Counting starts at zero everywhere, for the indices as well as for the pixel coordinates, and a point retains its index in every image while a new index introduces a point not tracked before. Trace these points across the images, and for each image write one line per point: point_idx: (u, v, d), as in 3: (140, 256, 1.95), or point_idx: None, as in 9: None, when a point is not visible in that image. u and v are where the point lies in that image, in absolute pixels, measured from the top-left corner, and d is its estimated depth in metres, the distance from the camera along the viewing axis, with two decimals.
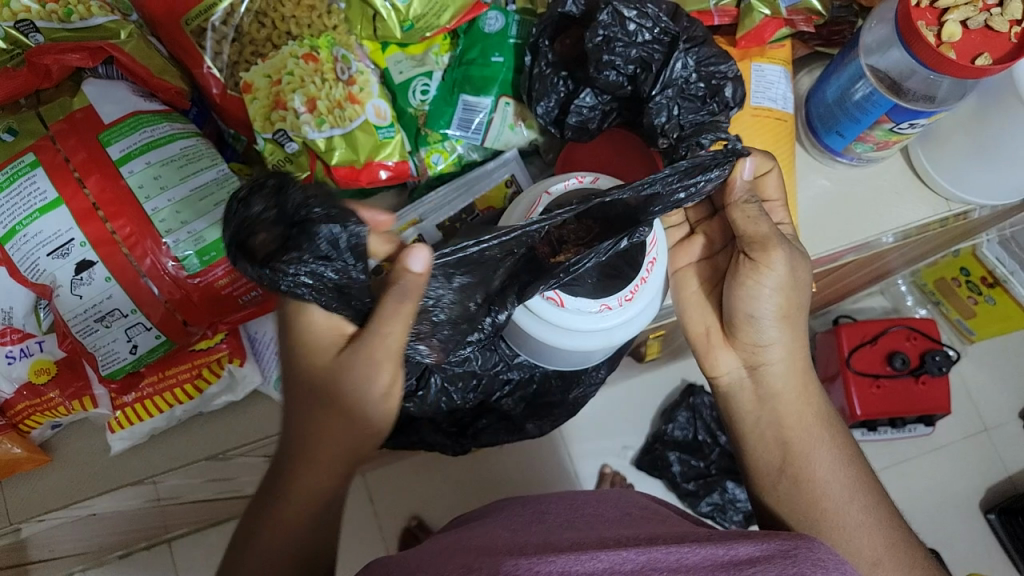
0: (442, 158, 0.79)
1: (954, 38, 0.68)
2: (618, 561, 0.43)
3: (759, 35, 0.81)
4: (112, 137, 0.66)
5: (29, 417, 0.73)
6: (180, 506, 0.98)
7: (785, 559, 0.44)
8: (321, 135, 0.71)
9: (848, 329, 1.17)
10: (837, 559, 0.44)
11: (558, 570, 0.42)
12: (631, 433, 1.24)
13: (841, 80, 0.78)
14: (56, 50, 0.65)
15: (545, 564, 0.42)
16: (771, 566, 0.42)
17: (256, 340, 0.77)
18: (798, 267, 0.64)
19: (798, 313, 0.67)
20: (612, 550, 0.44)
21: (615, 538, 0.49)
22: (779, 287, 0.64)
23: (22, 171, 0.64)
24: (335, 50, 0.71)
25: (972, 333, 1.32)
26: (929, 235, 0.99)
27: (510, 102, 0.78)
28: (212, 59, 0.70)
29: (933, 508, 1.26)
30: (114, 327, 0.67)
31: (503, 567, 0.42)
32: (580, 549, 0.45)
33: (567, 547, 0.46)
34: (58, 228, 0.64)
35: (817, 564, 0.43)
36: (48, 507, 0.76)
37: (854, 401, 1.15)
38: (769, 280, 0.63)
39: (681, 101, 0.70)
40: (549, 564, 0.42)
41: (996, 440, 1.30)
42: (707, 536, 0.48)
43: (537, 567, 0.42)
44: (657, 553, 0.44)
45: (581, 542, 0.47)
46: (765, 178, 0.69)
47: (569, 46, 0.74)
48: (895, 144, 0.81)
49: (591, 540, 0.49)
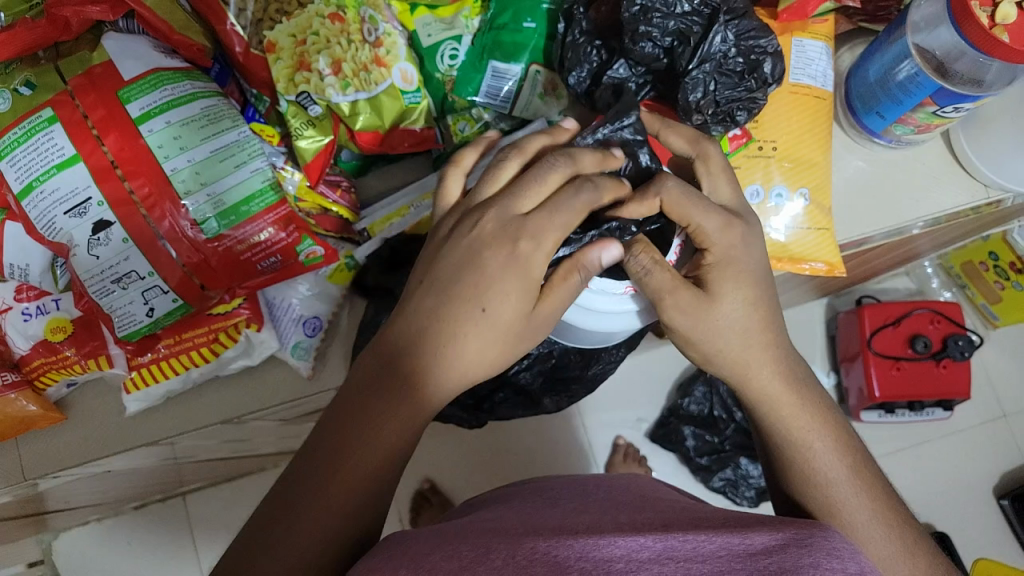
0: (468, 126, 0.77)
1: (1009, 19, 0.64)
2: (635, 548, 0.40)
3: (801, 8, 0.76)
4: (131, 94, 0.64)
5: (44, 374, 0.73)
6: (195, 463, 0.98)
7: (800, 547, 0.40)
8: (344, 99, 0.69)
9: (871, 310, 1.15)
10: (854, 551, 0.40)
11: (575, 555, 0.40)
12: (646, 405, 1.22)
13: (885, 58, 0.75)
14: (75, 1, 0.62)
15: (561, 549, 0.40)
16: (787, 558, 0.39)
17: (274, 306, 0.77)
18: (706, 325, 0.57)
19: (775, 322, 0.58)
20: (626, 536, 0.42)
21: (632, 523, 0.48)
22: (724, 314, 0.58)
23: (40, 126, 0.63)
24: (363, 11, 0.69)
25: (995, 319, 1.29)
26: (963, 221, 0.97)
27: (540, 70, 0.75)
28: (236, 16, 0.68)
29: (945, 492, 1.24)
30: (131, 289, 0.66)
31: (518, 551, 0.41)
32: (593, 535, 0.43)
33: (581, 534, 0.44)
34: (76, 185, 0.63)
35: (831, 554, 0.40)
36: (63, 465, 0.76)
37: (873, 383, 1.12)
38: (682, 323, 0.57)
39: (720, 76, 0.69)
40: (564, 550, 0.40)
41: (1014, 427, 1.27)
42: (719, 526, 0.46)
43: (550, 553, 0.40)
44: (673, 541, 0.41)
45: (594, 529, 0.45)
46: (675, 206, 0.55)
47: (604, 13, 0.71)
48: (938, 128, 0.78)
49: (606, 525, 0.47)
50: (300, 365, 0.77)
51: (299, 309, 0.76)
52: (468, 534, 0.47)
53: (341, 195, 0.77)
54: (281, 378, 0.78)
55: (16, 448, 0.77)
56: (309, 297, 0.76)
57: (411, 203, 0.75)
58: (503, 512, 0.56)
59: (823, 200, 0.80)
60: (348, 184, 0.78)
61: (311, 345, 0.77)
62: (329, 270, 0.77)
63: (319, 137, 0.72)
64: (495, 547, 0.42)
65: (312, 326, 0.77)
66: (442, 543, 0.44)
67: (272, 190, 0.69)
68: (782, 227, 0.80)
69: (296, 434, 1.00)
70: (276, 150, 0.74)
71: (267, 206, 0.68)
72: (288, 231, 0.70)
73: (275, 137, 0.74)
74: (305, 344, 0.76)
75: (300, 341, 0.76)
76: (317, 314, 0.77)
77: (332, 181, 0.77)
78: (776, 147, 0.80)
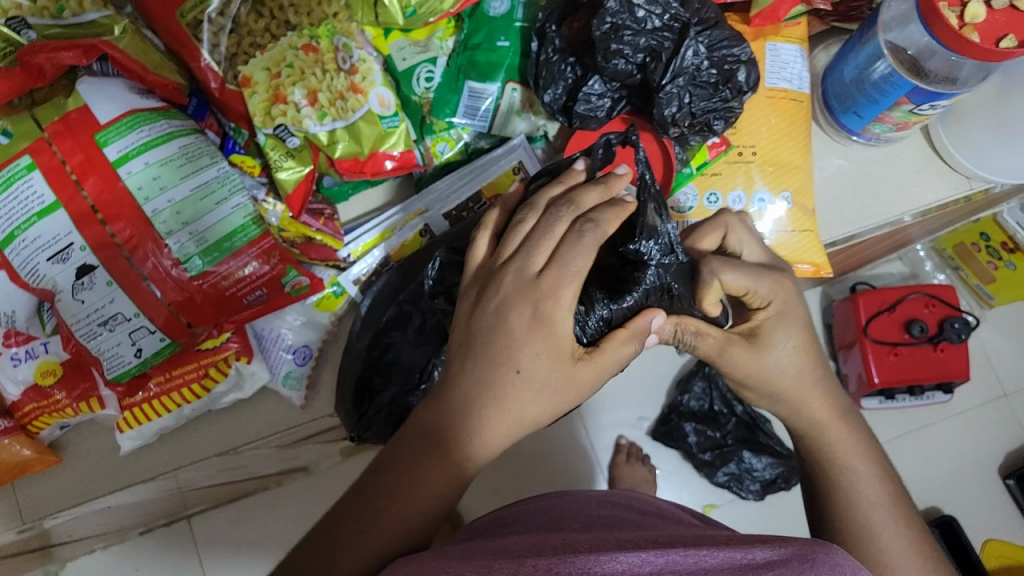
0: (448, 147, 0.79)
1: (977, 18, 0.63)
2: (637, 563, 0.40)
3: (773, 13, 0.76)
4: (109, 136, 0.64)
5: (37, 418, 0.73)
6: (199, 492, 0.95)
7: (802, 563, 0.39)
8: (322, 129, 0.70)
9: (866, 296, 1.09)
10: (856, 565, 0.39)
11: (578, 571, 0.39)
12: (645, 403, 1.15)
13: (860, 58, 0.75)
14: (48, 48, 0.62)
15: (564, 566, 0.39)
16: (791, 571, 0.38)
17: (263, 337, 0.77)
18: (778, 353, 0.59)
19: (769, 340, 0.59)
20: (630, 551, 0.41)
21: (636, 539, 0.46)
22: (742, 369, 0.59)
23: (18, 174, 0.62)
24: (336, 39, 0.69)
25: (992, 298, 1.20)
26: (949, 210, 0.97)
27: (517, 88, 0.76)
28: (210, 52, 0.67)
29: (955, 472, 1.18)
30: (118, 331, 0.66)
31: (520, 568, 0.40)
32: (596, 552, 0.42)
33: (584, 551, 0.43)
34: (57, 232, 0.63)
35: (835, 570, 0.39)
36: (61, 506, 0.76)
37: (872, 369, 1.07)
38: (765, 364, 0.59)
39: (693, 89, 0.70)
40: (566, 566, 0.39)
41: (1015, 406, 1.22)
42: (722, 541, 0.44)
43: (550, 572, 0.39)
44: (676, 554, 0.40)
45: (598, 546, 0.44)
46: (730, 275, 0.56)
47: (576, 29, 0.71)
48: (916, 124, 0.78)
49: (614, 542, 0.45)
50: (292, 394, 0.77)
51: (290, 338, 0.77)
52: (472, 553, 0.46)
53: (325, 222, 0.76)
54: (274, 409, 0.79)
55: (13, 492, 0.77)
56: (300, 327, 0.77)
57: (395, 226, 0.78)
58: (505, 537, 0.54)
59: (805, 201, 0.80)
60: (331, 211, 0.78)
61: (303, 373, 0.77)
62: (317, 298, 0.78)
63: (300, 168, 0.72)
64: (497, 564, 0.41)
65: (302, 355, 0.77)
66: (446, 561, 0.43)
67: (254, 224, 0.69)
68: (767, 231, 0.80)
69: (297, 457, 0.98)
70: (257, 182, 0.74)
71: (249, 240, 0.69)
72: (272, 262, 0.71)
73: (256, 167, 0.74)
74: (296, 372, 0.77)
75: (290, 370, 0.77)
76: (307, 342, 0.78)
77: (315, 209, 0.76)
78: (755, 153, 0.80)
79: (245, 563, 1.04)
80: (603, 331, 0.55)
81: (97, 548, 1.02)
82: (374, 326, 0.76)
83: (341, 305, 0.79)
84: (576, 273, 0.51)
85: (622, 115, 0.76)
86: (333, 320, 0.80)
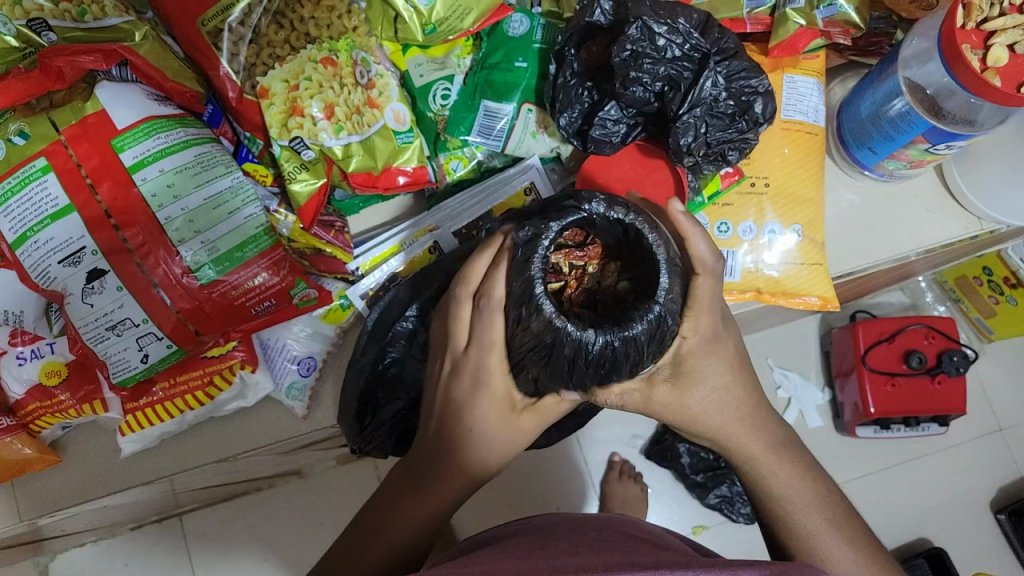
0: (461, 165, 0.79)
1: (1000, 62, 0.63)
2: None
3: (792, 45, 0.76)
4: (125, 143, 0.64)
5: (40, 418, 0.73)
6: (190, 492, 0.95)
7: None
8: (338, 143, 0.70)
9: (865, 326, 1.08)
10: None
11: None
12: (641, 422, 1.15)
13: (877, 95, 0.75)
14: (68, 52, 0.62)
15: None
16: None
17: (268, 347, 0.77)
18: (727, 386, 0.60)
19: (693, 375, 0.58)
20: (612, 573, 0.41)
21: (622, 561, 0.46)
22: (665, 405, 0.59)
23: (33, 176, 0.63)
24: (355, 53, 0.70)
25: (991, 332, 1.20)
26: (957, 247, 0.97)
27: (532, 109, 0.76)
28: (228, 61, 0.67)
29: (947, 504, 1.18)
30: (125, 336, 0.66)
31: None
32: None
33: None
34: (69, 235, 0.63)
35: None
36: (58, 505, 0.77)
37: (868, 399, 1.07)
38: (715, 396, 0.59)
39: (710, 119, 0.70)
40: None
41: (1010, 441, 1.21)
42: (705, 564, 0.44)
43: None
44: None
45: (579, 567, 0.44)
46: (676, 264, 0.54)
47: (596, 53, 0.72)
48: (931, 163, 0.78)
49: (596, 563, 0.45)
50: (295, 405, 0.77)
51: (294, 348, 0.77)
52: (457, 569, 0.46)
53: (334, 235, 0.76)
54: (276, 418, 0.79)
55: (12, 489, 0.77)
56: (306, 338, 0.78)
57: (404, 242, 0.78)
58: (491, 555, 0.54)
59: (816, 234, 0.80)
60: (341, 224, 0.77)
61: (306, 384, 0.78)
62: (323, 311, 0.78)
63: (313, 180, 0.72)
64: None
65: (306, 366, 0.78)
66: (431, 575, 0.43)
67: (265, 235, 0.69)
68: (775, 262, 0.80)
69: (291, 463, 0.97)
70: (269, 193, 0.74)
71: (260, 251, 0.69)
72: (281, 274, 0.70)
73: (268, 176, 0.74)
74: (299, 384, 0.77)
75: (294, 381, 0.77)
76: (312, 353, 0.78)
77: (326, 221, 0.76)
78: (768, 184, 0.80)
79: (233, 562, 1.04)
80: (599, 360, 0.48)
81: (88, 542, 1.02)
82: (380, 340, 0.75)
83: (348, 318, 0.79)
84: (491, 343, 0.54)
85: (635, 141, 0.77)
86: (339, 332, 0.80)
